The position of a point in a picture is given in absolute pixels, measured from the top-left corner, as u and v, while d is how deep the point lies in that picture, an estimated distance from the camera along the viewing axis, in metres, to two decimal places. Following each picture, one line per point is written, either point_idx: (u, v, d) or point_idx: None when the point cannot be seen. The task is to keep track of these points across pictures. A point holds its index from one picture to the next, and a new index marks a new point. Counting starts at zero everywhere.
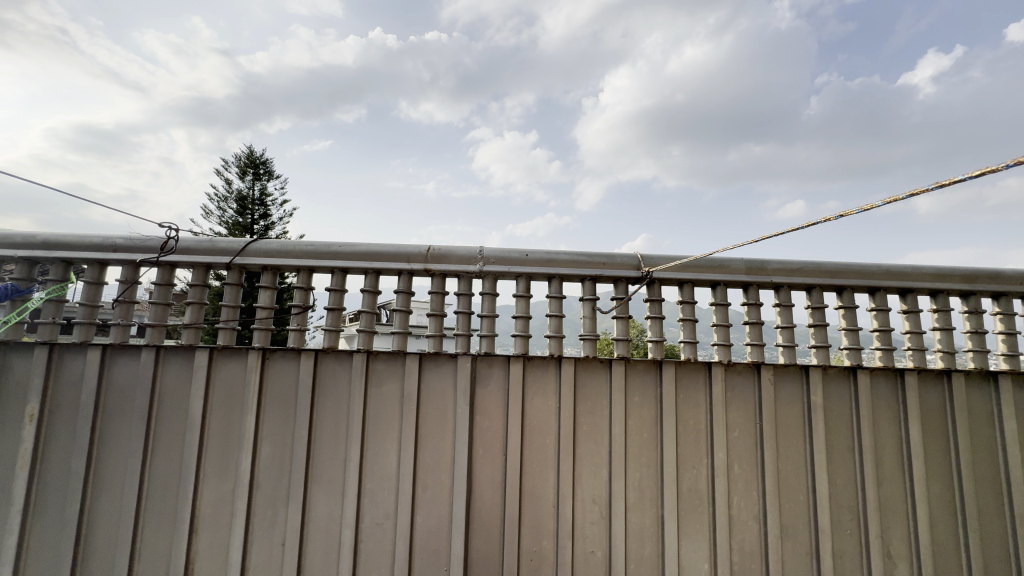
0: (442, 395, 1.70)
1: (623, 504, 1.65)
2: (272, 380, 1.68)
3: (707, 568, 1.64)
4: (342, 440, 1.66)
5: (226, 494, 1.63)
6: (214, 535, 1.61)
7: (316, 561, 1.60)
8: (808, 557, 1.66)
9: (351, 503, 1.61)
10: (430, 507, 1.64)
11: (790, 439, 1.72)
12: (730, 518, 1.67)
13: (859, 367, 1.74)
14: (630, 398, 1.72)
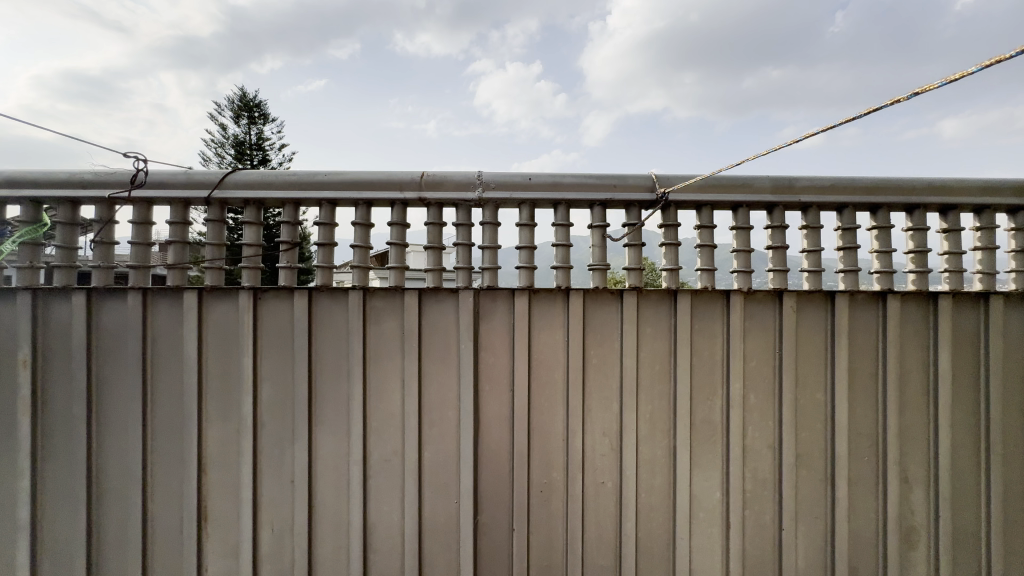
0: (444, 332, 1.62)
1: (635, 436, 1.61)
2: (266, 321, 1.61)
3: (720, 496, 1.63)
4: (344, 379, 1.61)
5: (231, 435, 1.61)
6: (223, 475, 1.61)
7: (327, 496, 1.61)
8: (822, 482, 1.64)
9: (358, 441, 1.59)
10: (437, 443, 1.61)
11: (810, 367, 1.64)
12: (744, 448, 1.63)
13: (890, 292, 1.62)
14: (642, 330, 1.63)
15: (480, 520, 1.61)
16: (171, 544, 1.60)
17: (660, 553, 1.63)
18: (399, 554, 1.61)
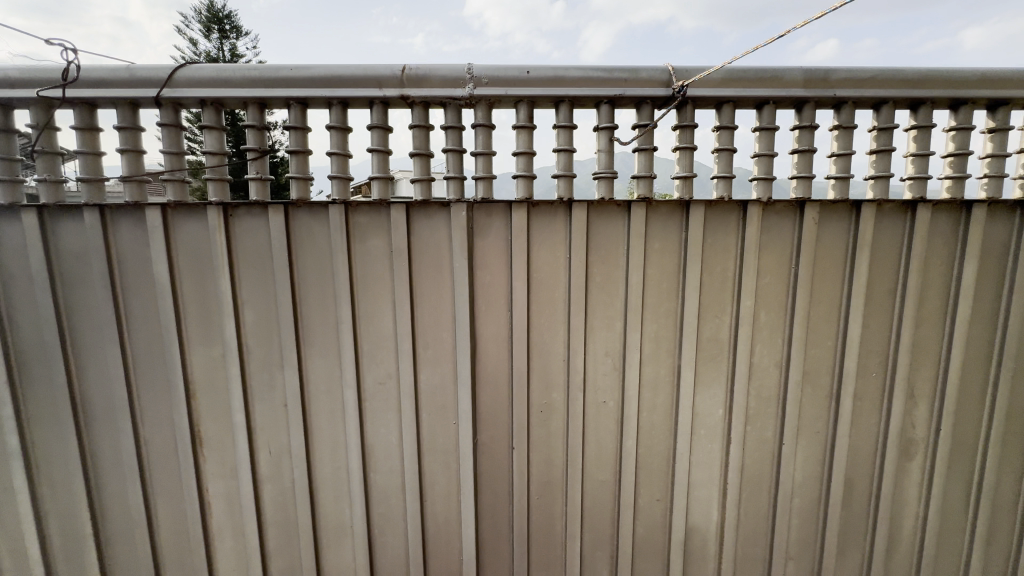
0: (436, 250, 1.50)
1: (639, 356, 1.55)
2: (241, 240, 1.48)
3: (722, 413, 1.60)
4: (330, 301, 1.51)
5: (216, 360, 1.54)
6: (213, 399, 1.56)
7: (322, 419, 1.57)
8: (827, 399, 1.61)
9: (350, 365, 1.52)
10: (433, 365, 1.55)
11: (826, 283, 1.55)
12: (750, 367, 1.58)
13: (921, 201, 1.49)
14: (650, 245, 1.51)
15: (479, 439, 1.59)
16: (168, 467, 1.59)
17: (660, 468, 1.63)
18: (398, 473, 1.61)
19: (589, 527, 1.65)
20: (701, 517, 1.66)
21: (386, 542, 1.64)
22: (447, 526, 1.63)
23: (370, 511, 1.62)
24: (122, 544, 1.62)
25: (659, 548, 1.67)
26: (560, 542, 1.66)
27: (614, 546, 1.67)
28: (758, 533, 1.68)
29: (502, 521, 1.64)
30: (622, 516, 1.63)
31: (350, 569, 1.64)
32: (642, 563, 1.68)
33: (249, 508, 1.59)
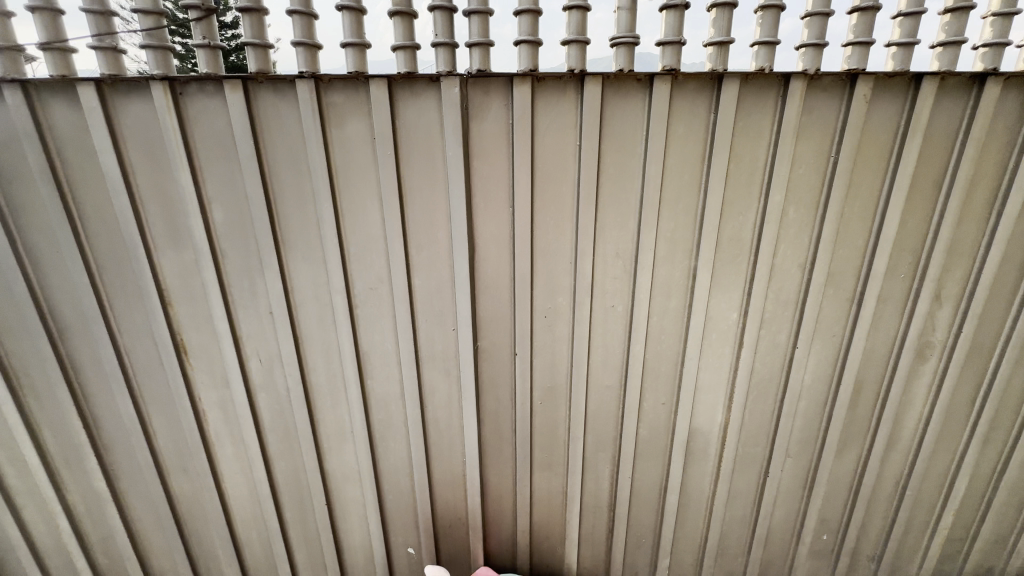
0: (426, 137, 1.30)
1: (652, 257, 1.43)
2: (198, 125, 1.27)
3: (735, 317, 1.52)
4: (309, 198, 1.34)
5: (189, 264, 1.40)
6: (192, 307, 1.44)
7: (311, 327, 1.47)
8: (848, 303, 1.51)
9: (336, 269, 1.39)
10: (428, 268, 1.42)
11: (866, 175, 1.38)
12: (771, 269, 1.46)
13: (992, 74, 1.28)
14: (672, 130, 1.32)
15: (480, 345, 1.51)
16: (155, 376, 1.52)
17: (667, 373, 1.58)
18: (397, 380, 1.55)
19: (592, 430, 1.64)
20: (705, 419, 1.64)
21: (388, 445, 1.63)
22: (449, 430, 1.62)
23: (370, 417, 1.59)
24: (121, 451, 1.60)
25: (661, 448, 1.68)
26: (563, 444, 1.65)
27: (617, 447, 1.67)
28: (761, 434, 1.68)
29: (504, 424, 1.62)
30: (626, 419, 1.61)
31: (354, 470, 1.66)
32: (643, 462, 1.70)
33: (245, 415, 1.55)
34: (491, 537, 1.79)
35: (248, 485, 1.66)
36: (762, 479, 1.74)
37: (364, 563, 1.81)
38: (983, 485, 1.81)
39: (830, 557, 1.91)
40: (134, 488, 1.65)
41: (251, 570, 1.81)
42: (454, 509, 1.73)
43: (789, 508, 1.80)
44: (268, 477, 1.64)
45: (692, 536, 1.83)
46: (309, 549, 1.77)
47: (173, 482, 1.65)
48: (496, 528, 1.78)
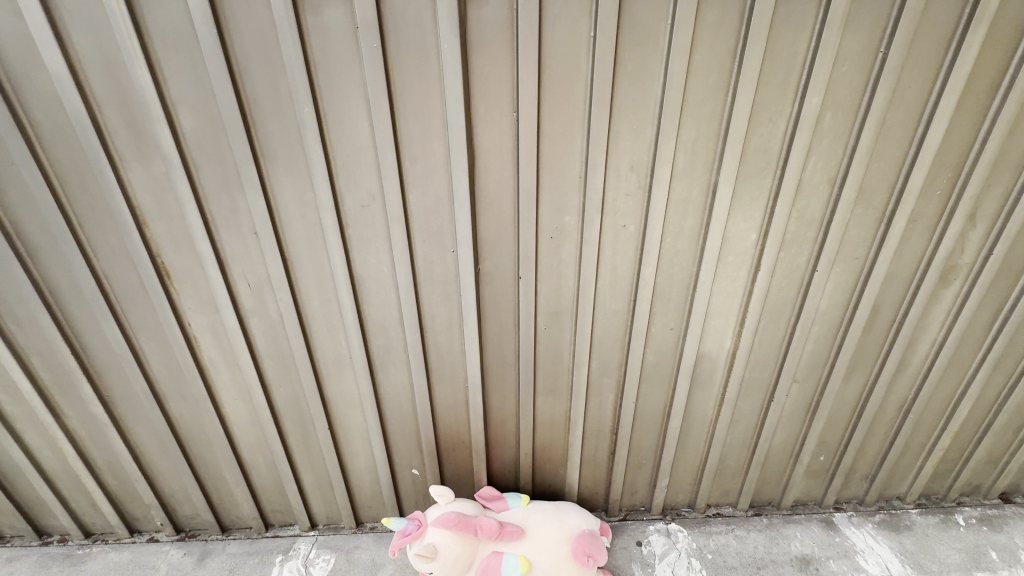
0: (418, 29, 1.13)
1: (669, 171, 1.30)
2: (151, 12, 1.09)
3: (754, 238, 1.42)
4: (288, 103, 1.19)
5: (161, 180, 1.28)
6: (170, 228, 1.34)
7: (300, 249, 1.38)
8: (876, 222, 1.41)
9: (323, 184, 1.27)
10: (425, 184, 1.30)
11: (915, 76, 1.22)
12: (798, 185, 1.34)
13: None
14: (701, 20, 1.15)
15: (481, 268, 1.43)
16: (140, 302, 1.45)
17: (677, 298, 1.51)
18: (395, 305, 1.48)
19: (597, 355, 1.60)
20: (713, 345, 1.60)
21: (388, 371, 1.60)
22: (451, 356, 1.58)
23: (368, 344, 1.54)
24: (116, 377, 1.57)
25: (666, 374, 1.65)
26: (567, 370, 1.62)
27: (621, 372, 1.64)
28: (769, 359, 1.64)
29: (507, 350, 1.58)
30: (633, 346, 1.56)
31: (355, 396, 1.63)
32: (648, 387, 1.68)
33: (238, 342, 1.49)
34: (494, 459, 1.82)
35: (248, 411, 1.65)
36: (767, 404, 1.73)
37: (370, 483, 1.84)
38: (985, 409, 1.81)
39: (825, 475, 1.96)
40: (134, 414, 1.64)
41: (259, 490, 1.85)
42: (457, 433, 1.73)
43: (790, 431, 1.81)
44: (268, 404, 1.62)
45: (691, 457, 1.86)
46: (315, 471, 1.80)
47: (172, 408, 1.64)
48: (499, 451, 1.80)
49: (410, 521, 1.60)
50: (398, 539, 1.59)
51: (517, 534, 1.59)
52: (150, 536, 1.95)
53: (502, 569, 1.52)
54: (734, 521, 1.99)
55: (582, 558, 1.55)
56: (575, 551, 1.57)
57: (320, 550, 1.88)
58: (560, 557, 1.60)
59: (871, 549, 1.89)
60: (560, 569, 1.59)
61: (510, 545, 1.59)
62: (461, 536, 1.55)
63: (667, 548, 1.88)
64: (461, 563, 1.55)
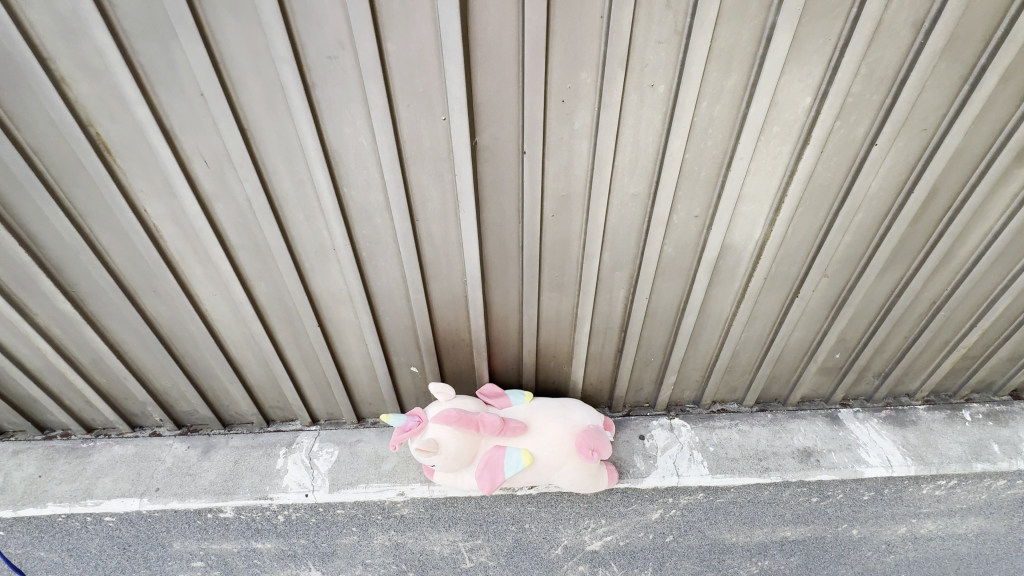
0: None
1: (716, 8, 1.02)
2: None
3: (807, 103, 1.18)
4: None
5: (71, 22, 1.01)
6: (96, 90, 1.09)
7: (260, 116, 1.14)
8: (958, 83, 1.16)
9: (276, 27, 1.00)
10: (407, 27, 1.04)
11: None
12: (874, 29, 1.07)
13: None
14: None
15: (478, 141, 1.21)
16: (84, 186, 1.25)
17: (706, 179, 1.31)
18: (379, 187, 1.28)
19: (610, 246, 1.44)
20: (740, 234, 1.42)
21: (378, 265, 1.44)
22: (446, 247, 1.41)
23: (352, 233, 1.37)
24: (77, 272, 1.42)
25: (684, 267, 1.50)
26: (575, 262, 1.47)
27: (635, 265, 1.49)
28: (800, 251, 1.48)
29: (509, 240, 1.41)
30: (651, 235, 1.38)
31: (343, 292, 1.50)
32: (663, 282, 1.53)
33: (204, 231, 1.31)
34: (495, 357, 1.74)
35: (230, 308, 1.53)
36: (789, 300, 1.60)
37: (369, 381, 1.79)
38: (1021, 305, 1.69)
39: (837, 373, 1.90)
40: (107, 311, 1.52)
41: (255, 387, 1.80)
42: (456, 330, 1.63)
43: (808, 329, 1.71)
44: (251, 300, 1.49)
45: (701, 355, 1.79)
46: (310, 369, 1.73)
47: (148, 305, 1.51)
48: (501, 349, 1.71)
49: (410, 417, 1.56)
50: (399, 434, 1.56)
51: (520, 429, 1.56)
52: (152, 430, 1.95)
53: (505, 462, 1.51)
54: (738, 416, 1.98)
55: (585, 452, 1.52)
56: (578, 445, 1.54)
57: (323, 443, 1.89)
58: (563, 451, 1.58)
59: (873, 442, 1.89)
60: (563, 461, 1.57)
61: (513, 440, 1.57)
62: (463, 431, 1.52)
63: (670, 442, 1.88)
64: (463, 457, 1.53)
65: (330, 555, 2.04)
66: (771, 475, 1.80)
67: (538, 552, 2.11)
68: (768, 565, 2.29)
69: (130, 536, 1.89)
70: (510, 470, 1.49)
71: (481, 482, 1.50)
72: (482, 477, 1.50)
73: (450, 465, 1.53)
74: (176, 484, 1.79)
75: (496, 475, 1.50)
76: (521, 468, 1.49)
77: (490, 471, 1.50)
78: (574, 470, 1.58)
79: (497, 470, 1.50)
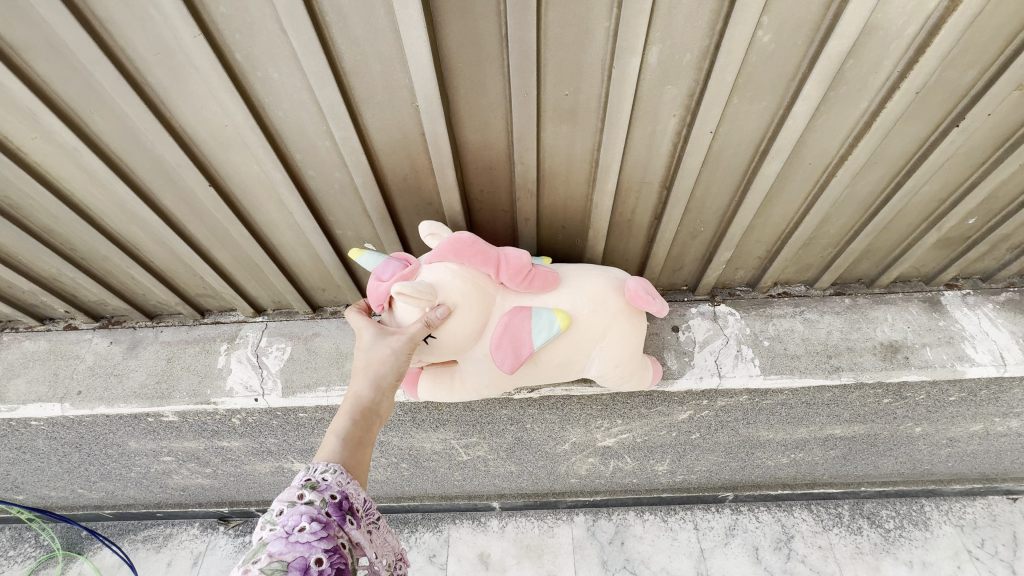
0: None
1: None
2: None
3: None
4: None
5: None
6: None
7: None
8: None
9: None
10: None
11: None
12: None
13: None
14: None
15: None
16: None
17: None
18: None
19: (660, 31, 0.83)
20: (900, 2, 0.80)
21: (270, 81, 0.87)
22: (376, 40, 0.81)
23: (203, 12, 0.78)
24: None
25: (783, 73, 0.90)
26: (599, 67, 0.88)
27: (701, 71, 0.89)
28: (999, 36, 0.86)
29: (482, 21, 0.81)
30: (743, 3, 0.76)
31: (231, 132, 0.96)
32: (743, 102, 0.94)
33: None
34: (481, 228, 1.24)
35: (68, 159, 1.01)
36: (941, 132, 1.02)
37: (312, 262, 1.33)
38: None
39: (958, 245, 1.37)
40: None
41: (166, 273, 1.37)
42: (418, 189, 1.11)
43: (947, 182, 1.15)
44: (91, 144, 0.97)
45: (774, 222, 1.26)
46: (228, 248, 1.27)
47: None
48: (487, 216, 1.20)
49: (392, 258, 1.03)
50: (372, 284, 1.02)
51: (551, 278, 1.06)
52: (67, 323, 1.60)
53: (533, 325, 1.01)
54: (805, 302, 1.51)
55: (641, 299, 1.07)
56: (631, 294, 1.08)
57: (272, 338, 1.51)
58: (613, 311, 1.08)
59: (984, 336, 1.42)
60: (611, 327, 1.08)
61: (540, 296, 1.06)
62: (473, 273, 1.01)
63: (712, 334, 1.45)
64: (471, 321, 1.00)
65: (308, 453, 1.81)
66: (843, 376, 1.37)
67: (541, 447, 1.86)
68: (801, 456, 2.04)
69: (74, 437, 1.65)
70: (541, 335, 1.00)
71: (499, 358, 1.01)
72: (501, 351, 1.00)
73: (450, 338, 1.00)
74: (100, 388, 1.45)
75: (521, 346, 1.01)
76: (557, 331, 1.01)
77: (512, 341, 1.01)
78: (625, 342, 1.10)
79: (523, 338, 1.01)
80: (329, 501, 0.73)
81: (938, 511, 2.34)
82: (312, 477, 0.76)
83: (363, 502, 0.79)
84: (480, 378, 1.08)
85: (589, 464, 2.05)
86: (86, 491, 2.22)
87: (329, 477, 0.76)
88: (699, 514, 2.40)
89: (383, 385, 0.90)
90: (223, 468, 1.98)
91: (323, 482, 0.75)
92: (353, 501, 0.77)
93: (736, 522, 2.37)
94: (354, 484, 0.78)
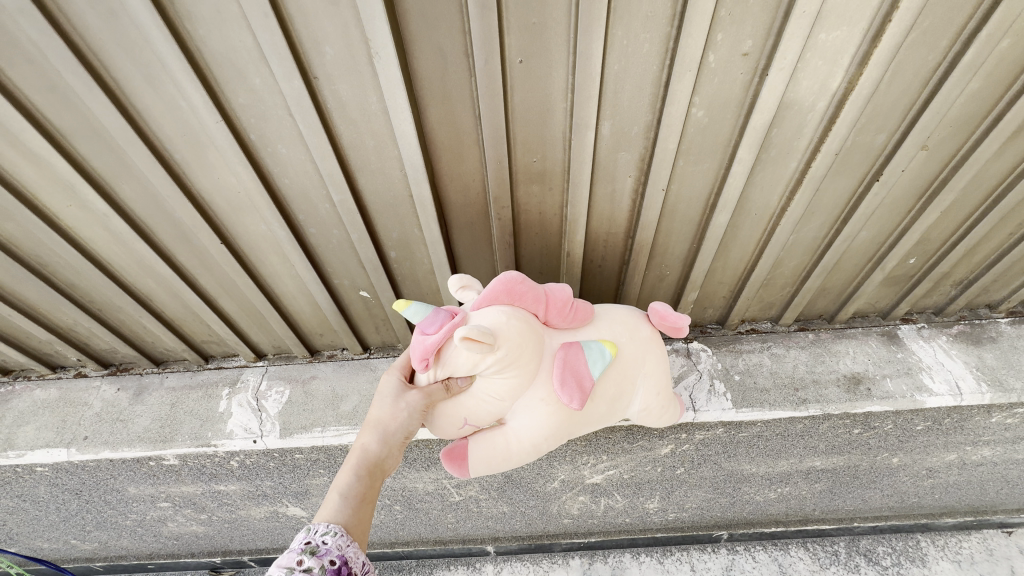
0: None
1: None
2: None
3: None
4: None
5: None
6: None
7: None
8: None
9: None
10: None
11: None
12: None
13: None
14: None
15: None
16: None
17: None
18: (242, 21, 0.82)
19: (610, 110, 0.98)
20: (807, 83, 0.96)
21: (279, 156, 1.02)
22: (370, 121, 0.96)
23: (225, 102, 0.93)
24: None
25: (720, 140, 1.05)
26: (561, 138, 1.03)
27: (648, 140, 1.04)
28: (898, 108, 1.02)
29: (460, 105, 0.96)
30: (674, 87, 0.92)
31: (243, 198, 1.09)
32: (688, 164, 1.09)
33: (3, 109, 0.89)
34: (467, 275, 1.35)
35: (96, 222, 1.14)
36: (865, 186, 1.16)
37: (311, 310, 1.44)
38: None
39: (905, 283, 1.50)
40: None
41: (176, 322, 1.48)
42: (408, 243, 1.24)
43: (882, 228, 1.29)
44: (119, 210, 1.11)
45: (733, 266, 1.39)
46: (234, 298, 1.38)
47: None
48: (472, 265, 1.32)
49: (439, 310, 0.99)
50: (419, 337, 0.97)
51: (589, 313, 1.11)
52: (77, 371, 1.69)
53: (589, 355, 1.02)
54: (772, 337, 1.62)
55: (672, 319, 1.14)
56: (661, 317, 1.15)
57: (271, 382, 1.60)
58: (646, 337, 1.15)
59: (940, 366, 1.52)
60: (651, 354, 1.14)
61: (580, 330, 1.11)
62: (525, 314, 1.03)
63: (686, 370, 1.54)
64: (529, 361, 1.00)
65: (303, 496, 1.84)
66: (810, 408, 1.45)
67: (531, 486, 1.91)
68: (788, 491, 2.08)
69: (76, 483, 1.70)
70: (601, 366, 1.01)
71: (563, 393, 0.99)
72: (565, 386, 0.99)
73: (509, 383, 0.99)
74: (106, 432, 1.52)
75: (582, 379, 1.01)
76: (611, 359, 1.03)
77: (573, 374, 1.00)
78: (660, 364, 1.16)
79: (581, 370, 1.01)
80: (326, 567, 0.82)
81: (934, 546, 2.33)
82: (313, 542, 0.85)
83: (361, 566, 0.87)
84: (534, 428, 1.05)
85: (580, 503, 2.08)
86: (80, 542, 2.22)
87: (329, 540, 0.85)
88: (696, 555, 2.39)
89: (390, 442, 1.00)
90: (218, 514, 2.00)
91: (322, 547, 0.84)
92: (350, 565, 0.85)
93: (732, 562, 2.35)
94: (353, 548, 0.87)
